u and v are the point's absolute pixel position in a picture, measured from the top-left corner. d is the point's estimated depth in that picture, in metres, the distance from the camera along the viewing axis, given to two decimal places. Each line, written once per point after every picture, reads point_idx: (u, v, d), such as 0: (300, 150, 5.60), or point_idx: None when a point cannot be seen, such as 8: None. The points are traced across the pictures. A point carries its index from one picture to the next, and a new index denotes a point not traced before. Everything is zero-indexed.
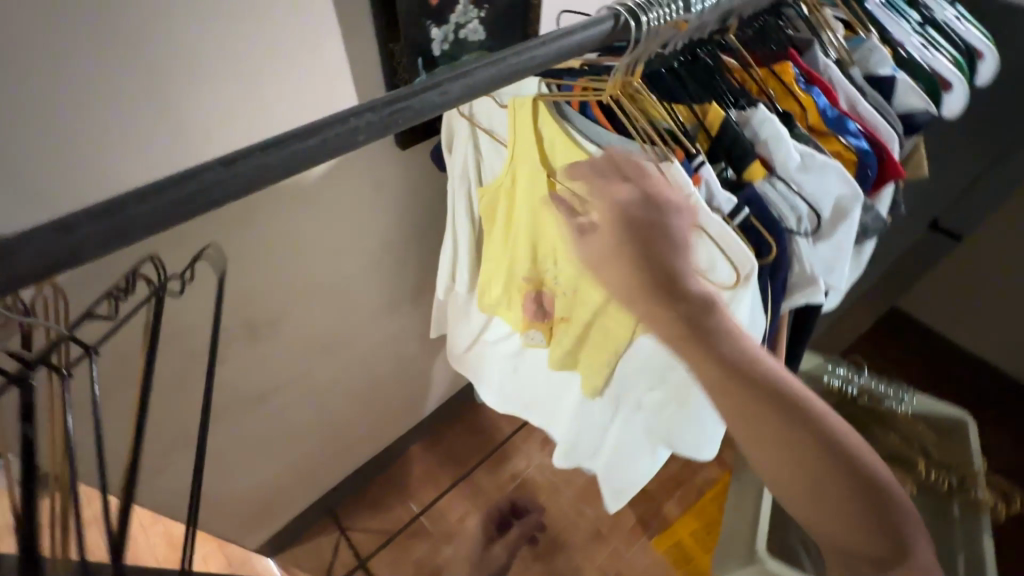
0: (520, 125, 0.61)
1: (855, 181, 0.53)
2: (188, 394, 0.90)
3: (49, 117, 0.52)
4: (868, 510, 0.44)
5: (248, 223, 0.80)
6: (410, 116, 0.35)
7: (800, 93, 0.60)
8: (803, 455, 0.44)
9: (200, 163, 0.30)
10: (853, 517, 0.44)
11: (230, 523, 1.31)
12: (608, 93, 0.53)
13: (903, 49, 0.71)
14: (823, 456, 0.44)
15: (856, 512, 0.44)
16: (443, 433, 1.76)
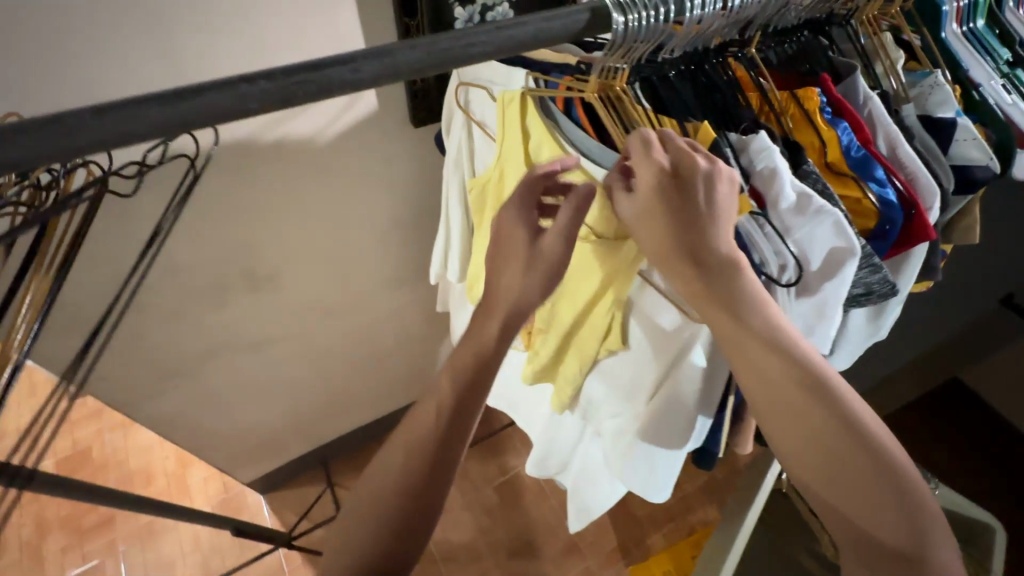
0: (506, 118, 0.57)
1: (854, 234, 0.45)
2: (186, 329, 0.95)
3: (52, 48, 0.55)
4: (890, 491, 0.39)
5: (254, 178, 0.82)
6: (313, 90, 0.33)
7: (822, 125, 0.52)
8: (819, 408, 0.41)
9: (68, 109, 0.29)
10: (868, 485, 0.39)
11: (225, 457, 1.38)
12: (587, 94, 0.48)
13: (978, 91, 0.60)
14: (838, 415, 0.41)
15: (873, 478, 0.39)
16: None
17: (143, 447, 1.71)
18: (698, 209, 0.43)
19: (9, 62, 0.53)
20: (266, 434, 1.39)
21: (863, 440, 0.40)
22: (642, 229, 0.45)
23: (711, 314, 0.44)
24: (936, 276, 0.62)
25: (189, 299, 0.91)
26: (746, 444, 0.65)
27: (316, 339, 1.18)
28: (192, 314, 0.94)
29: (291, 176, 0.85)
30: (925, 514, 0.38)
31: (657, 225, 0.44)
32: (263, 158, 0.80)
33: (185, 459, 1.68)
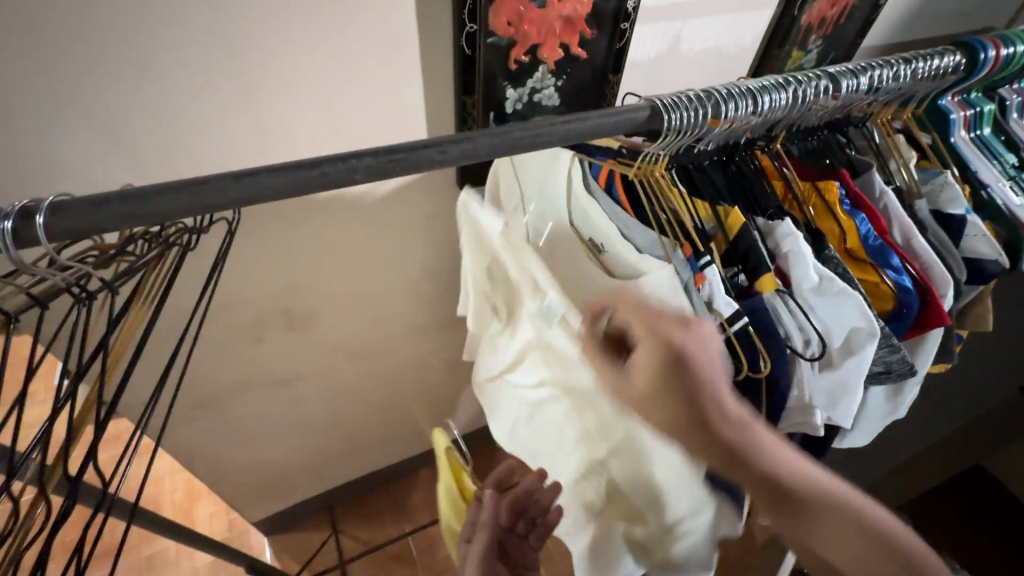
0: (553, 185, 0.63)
1: (874, 316, 0.49)
2: (225, 358, 1.00)
3: (162, 108, 0.63)
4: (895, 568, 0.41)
5: (309, 224, 0.89)
6: (407, 165, 0.40)
7: (842, 214, 0.57)
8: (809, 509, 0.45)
9: (216, 173, 0.35)
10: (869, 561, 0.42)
11: (237, 493, 1.38)
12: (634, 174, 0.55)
13: (987, 191, 0.66)
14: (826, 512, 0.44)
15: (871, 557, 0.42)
16: None
17: (154, 476, 1.71)
18: (695, 357, 0.47)
19: (126, 118, 0.62)
20: (280, 471, 1.40)
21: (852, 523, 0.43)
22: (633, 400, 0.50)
23: (708, 449, 0.47)
24: (953, 359, 0.65)
25: (232, 332, 0.97)
26: None
27: (341, 379, 1.22)
28: (232, 346, 0.99)
29: (341, 224, 0.92)
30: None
31: (666, 375, 0.47)
32: (321, 208, 0.88)
33: (194, 492, 1.68)
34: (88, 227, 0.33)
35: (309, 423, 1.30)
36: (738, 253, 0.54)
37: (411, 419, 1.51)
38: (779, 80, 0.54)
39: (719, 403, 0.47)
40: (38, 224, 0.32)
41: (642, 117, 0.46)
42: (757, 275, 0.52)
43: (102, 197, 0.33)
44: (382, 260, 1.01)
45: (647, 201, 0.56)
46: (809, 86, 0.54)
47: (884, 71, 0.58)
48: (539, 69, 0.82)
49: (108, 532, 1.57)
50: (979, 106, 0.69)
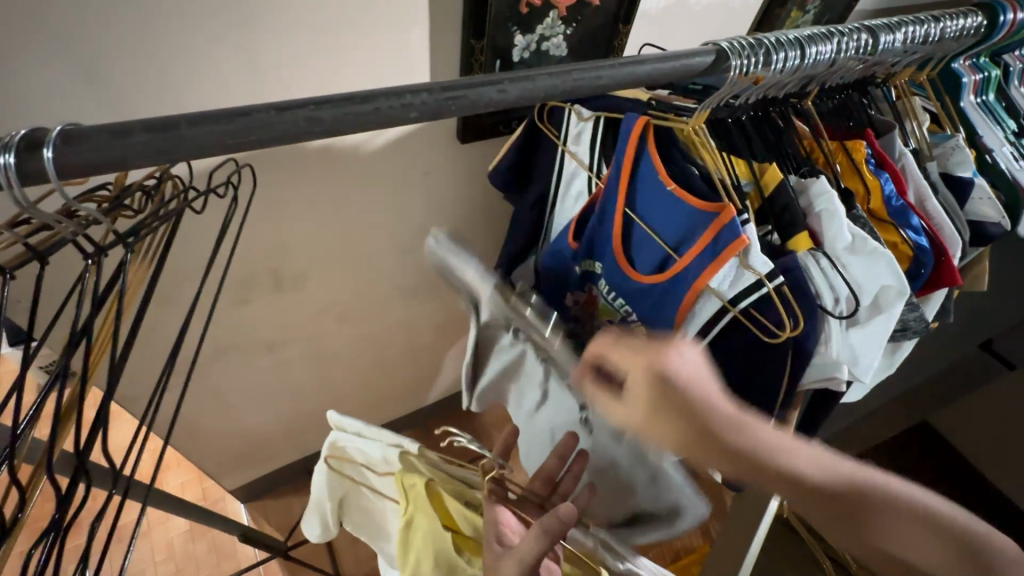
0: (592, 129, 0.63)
1: (903, 275, 0.51)
2: (204, 321, 0.94)
3: (137, 32, 0.55)
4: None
5: (298, 176, 0.82)
6: (465, 105, 0.36)
7: (867, 174, 0.58)
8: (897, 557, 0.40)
9: (257, 104, 0.31)
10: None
11: (213, 463, 1.33)
12: (688, 127, 0.55)
13: (990, 155, 0.68)
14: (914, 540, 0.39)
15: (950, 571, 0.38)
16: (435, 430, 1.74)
17: None
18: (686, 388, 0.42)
19: (95, 44, 0.54)
20: (259, 439, 1.35)
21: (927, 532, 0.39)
22: (656, 430, 0.43)
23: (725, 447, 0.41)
24: (949, 317, 0.68)
25: (213, 293, 0.90)
26: None
27: (326, 343, 1.17)
28: (213, 309, 0.93)
29: (334, 178, 0.85)
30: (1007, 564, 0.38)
31: (669, 422, 0.42)
32: (311, 161, 0.81)
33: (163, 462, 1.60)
34: (106, 163, 0.28)
35: (291, 389, 1.24)
36: (779, 210, 0.54)
37: (395, 386, 1.47)
38: (823, 32, 0.53)
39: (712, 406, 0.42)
40: (48, 156, 0.27)
41: (697, 65, 0.45)
42: (790, 234, 0.53)
43: (124, 127, 0.28)
44: (375, 217, 0.96)
45: (681, 156, 0.56)
46: (851, 40, 0.53)
47: (917, 28, 0.58)
48: (550, 14, 0.77)
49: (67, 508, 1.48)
50: (987, 71, 0.71)
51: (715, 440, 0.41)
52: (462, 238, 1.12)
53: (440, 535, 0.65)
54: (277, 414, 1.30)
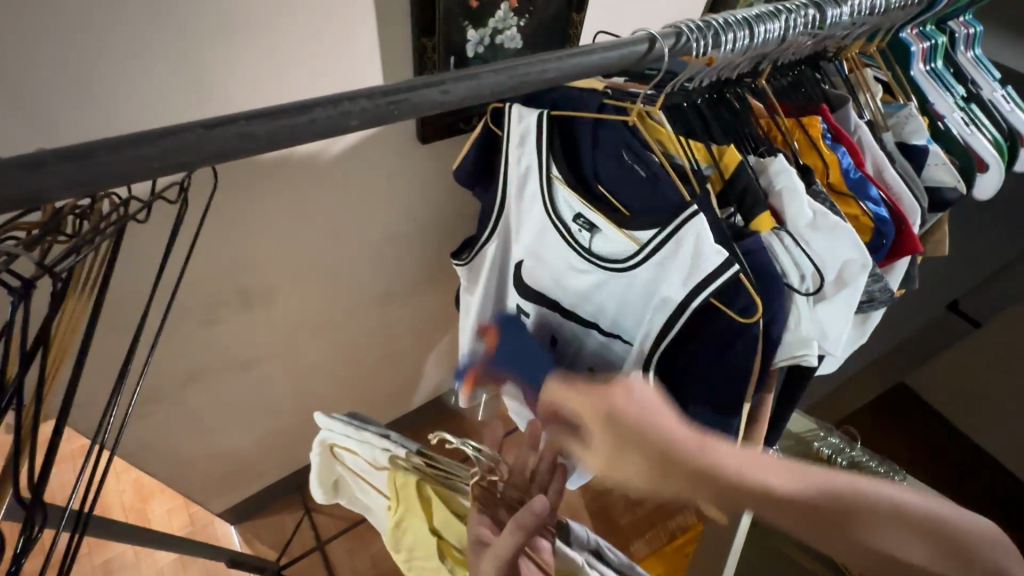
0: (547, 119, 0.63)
1: (865, 249, 0.51)
2: (171, 344, 0.90)
3: (65, 51, 0.52)
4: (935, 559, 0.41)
5: (257, 189, 0.79)
6: (408, 109, 0.35)
7: (825, 149, 0.58)
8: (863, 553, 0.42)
9: (182, 123, 0.29)
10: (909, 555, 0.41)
11: (197, 487, 1.30)
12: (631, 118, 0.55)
13: (942, 122, 0.69)
14: (878, 527, 0.42)
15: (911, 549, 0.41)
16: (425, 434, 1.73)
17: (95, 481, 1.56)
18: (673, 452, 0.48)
19: (20, 65, 0.50)
20: (243, 459, 1.32)
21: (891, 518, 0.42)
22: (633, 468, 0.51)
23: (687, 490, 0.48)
24: (913, 283, 0.69)
25: (179, 315, 0.87)
26: (757, 447, 0.67)
27: (302, 357, 1.15)
28: (180, 333, 0.90)
29: (295, 188, 0.83)
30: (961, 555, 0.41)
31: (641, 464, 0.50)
32: (269, 172, 0.79)
33: (144, 490, 1.56)
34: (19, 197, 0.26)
35: (272, 405, 1.22)
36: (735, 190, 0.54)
37: (379, 393, 1.45)
38: (770, 10, 0.52)
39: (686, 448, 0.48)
40: None
41: (646, 51, 0.44)
42: (752, 215, 0.53)
43: (35, 157, 0.26)
44: (342, 225, 0.94)
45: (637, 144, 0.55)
46: (799, 16, 0.53)
47: (863, 1, 0.58)
48: (501, 7, 0.75)
49: None
50: (934, 38, 0.72)
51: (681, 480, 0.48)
52: (431, 239, 1.11)
53: (428, 537, 0.68)
54: (260, 432, 1.27)
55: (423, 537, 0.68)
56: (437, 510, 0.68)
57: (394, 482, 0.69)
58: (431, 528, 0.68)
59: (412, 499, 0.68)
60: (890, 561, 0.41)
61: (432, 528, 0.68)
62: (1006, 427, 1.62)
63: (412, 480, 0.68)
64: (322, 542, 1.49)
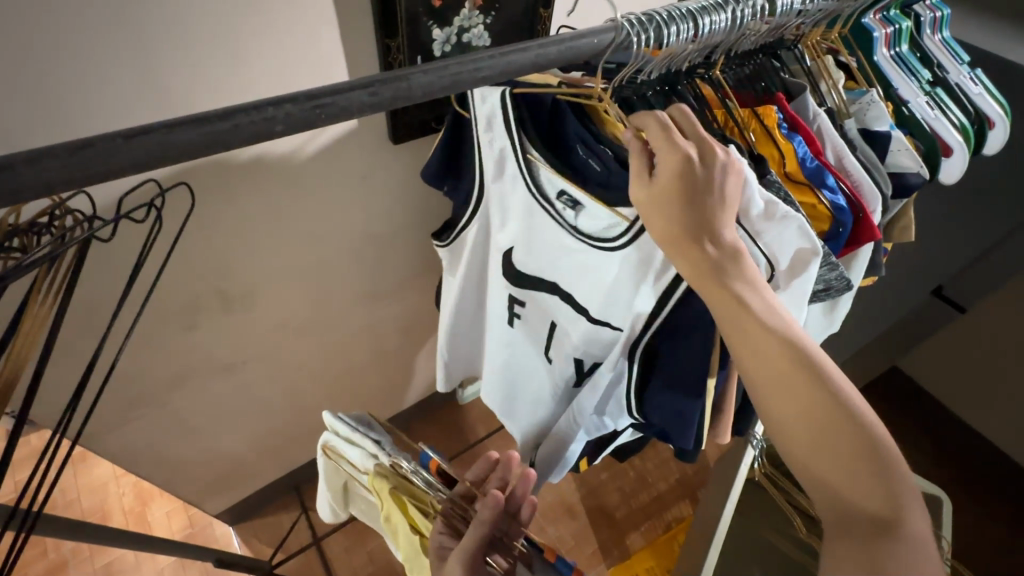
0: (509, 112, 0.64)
1: (815, 236, 0.51)
2: (154, 349, 0.92)
3: (22, 66, 0.52)
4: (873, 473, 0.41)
5: (231, 194, 0.80)
6: (335, 112, 0.35)
7: (780, 138, 0.58)
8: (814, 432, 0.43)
9: (100, 134, 0.30)
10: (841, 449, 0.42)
11: (192, 489, 1.31)
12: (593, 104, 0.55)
13: (907, 107, 0.69)
14: (820, 424, 0.43)
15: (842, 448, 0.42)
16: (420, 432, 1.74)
17: (95, 486, 1.59)
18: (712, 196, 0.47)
19: None
20: (237, 460, 1.34)
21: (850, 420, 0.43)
22: (651, 216, 0.49)
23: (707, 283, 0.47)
24: (880, 271, 0.69)
25: (161, 320, 0.88)
26: (723, 434, 0.68)
27: (289, 358, 1.16)
28: (163, 338, 0.91)
29: (269, 192, 0.84)
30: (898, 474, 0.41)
31: (670, 208, 0.47)
32: (241, 177, 0.79)
33: (144, 494, 1.59)
34: None
35: (262, 406, 1.23)
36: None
37: (371, 392, 1.47)
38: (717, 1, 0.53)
39: (722, 238, 0.48)
40: None
41: (584, 48, 0.45)
42: None
43: None
44: (319, 226, 0.95)
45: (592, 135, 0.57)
46: (747, 5, 0.53)
47: None
48: (465, 5, 0.75)
49: (52, 549, 1.47)
50: (898, 23, 0.71)
51: (691, 246, 0.47)
52: (412, 238, 1.11)
53: (411, 536, 0.68)
54: (252, 433, 1.29)
55: (406, 537, 0.68)
56: (414, 512, 0.68)
57: (374, 485, 0.71)
58: (412, 528, 0.68)
59: (390, 501, 0.69)
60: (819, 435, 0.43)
61: (412, 528, 0.68)
62: (998, 412, 1.63)
63: (387, 483, 0.70)
64: (318, 539, 1.51)
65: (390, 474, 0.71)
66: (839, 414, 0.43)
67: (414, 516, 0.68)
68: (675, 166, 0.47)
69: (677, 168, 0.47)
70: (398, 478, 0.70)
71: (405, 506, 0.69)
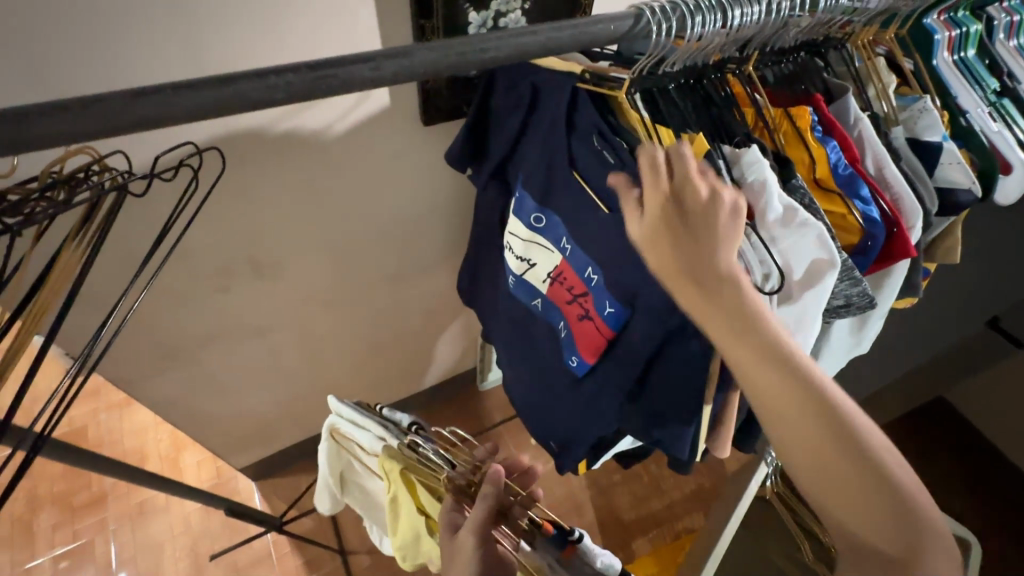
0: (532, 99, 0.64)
1: (834, 248, 0.48)
2: (188, 307, 0.97)
3: (75, 30, 0.56)
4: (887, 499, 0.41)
5: (264, 164, 0.83)
6: (335, 84, 0.36)
7: (812, 141, 0.54)
8: (833, 471, 0.42)
9: (111, 91, 0.32)
10: (850, 485, 0.42)
11: (220, 442, 1.39)
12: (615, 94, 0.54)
13: (965, 117, 0.63)
14: (848, 464, 0.42)
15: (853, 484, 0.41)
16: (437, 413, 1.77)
17: (138, 430, 1.71)
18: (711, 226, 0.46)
19: (35, 41, 0.55)
20: (262, 420, 1.41)
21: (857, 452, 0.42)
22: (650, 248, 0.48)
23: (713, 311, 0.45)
24: (918, 293, 0.65)
25: (196, 280, 0.94)
26: (723, 448, 0.66)
27: (316, 327, 1.20)
28: (199, 298, 0.97)
29: (302, 165, 0.86)
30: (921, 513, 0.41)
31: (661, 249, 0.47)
32: (276, 149, 0.82)
33: (179, 442, 1.69)
34: None
35: (287, 372, 1.29)
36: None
37: (392, 369, 1.50)
38: None
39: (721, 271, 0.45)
40: None
41: (600, 33, 0.43)
42: None
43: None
44: (349, 202, 0.97)
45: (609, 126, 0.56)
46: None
47: None
48: None
49: (95, 483, 1.59)
50: (965, 25, 0.65)
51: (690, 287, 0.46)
52: (439, 221, 1.13)
53: (417, 516, 0.71)
54: (276, 396, 1.35)
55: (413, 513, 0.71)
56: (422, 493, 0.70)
57: (383, 466, 0.71)
58: (419, 508, 0.71)
59: (399, 482, 0.70)
60: (841, 486, 0.42)
61: (420, 508, 0.70)
62: None
63: (398, 465, 0.70)
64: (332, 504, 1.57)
65: (400, 456, 0.71)
66: (855, 460, 0.42)
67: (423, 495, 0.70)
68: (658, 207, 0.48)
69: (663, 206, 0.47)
70: (406, 461, 0.70)
71: (412, 488, 0.70)
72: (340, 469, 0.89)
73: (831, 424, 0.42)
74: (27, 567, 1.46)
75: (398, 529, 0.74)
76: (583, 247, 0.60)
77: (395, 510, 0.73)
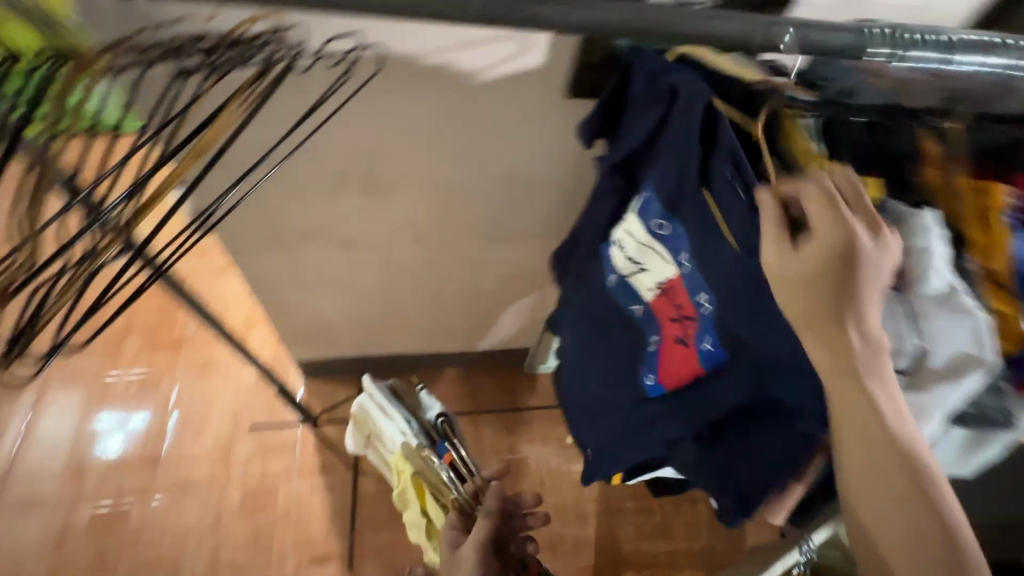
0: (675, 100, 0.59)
1: (990, 346, 0.46)
2: (300, 203, 1.05)
3: None
4: (946, 558, 0.46)
5: (409, 91, 0.86)
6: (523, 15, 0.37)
7: (997, 226, 0.50)
8: (906, 516, 0.48)
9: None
10: (925, 536, 0.47)
11: (285, 332, 1.51)
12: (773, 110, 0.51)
13: None
14: (931, 512, 0.47)
15: (930, 538, 0.47)
16: (478, 377, 1.80)
17: (223, 297, 1.89)
18: (864, 281, 0.45)
19: None
20: (326, 325, 1.51)
21: (933, 507, 0.47)
22: (796, 292, 0.46)
23: (839, 383, 0.47)
24: None
25: (316, 180, 1.01)
26: (777, 516, 0.67)
27: (400, 258, 1.26)
28: (311, 199, 1.05)
29: (442, 102, 0.89)
30: (973, 551, 0.47)
31: (809, 294, 0.46)
32: (424, 78, 0.85)
33: (252, 320, 1.86)
34: None
35: (361, 290, 1.36)
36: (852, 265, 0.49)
37: (453, 321, 1.54)
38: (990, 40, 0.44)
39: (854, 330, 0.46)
40: None
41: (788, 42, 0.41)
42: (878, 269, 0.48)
43: None
44: (470, 150, 0.99)
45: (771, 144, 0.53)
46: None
47: None
48: None
49: (177, 329, 1.79)
50: None
51: (819, 344, 0.46)
52: (547, 195, 1.12)
53: (419, 514, 1.06)
54: (344, 309, 1.43)
55: (417, 506, 1.06)
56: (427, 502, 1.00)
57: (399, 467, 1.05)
58: (420, 508, 1.05)
59: (410, 484, 1.03)
60: (913, 538, 0.48)
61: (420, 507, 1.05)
62: None
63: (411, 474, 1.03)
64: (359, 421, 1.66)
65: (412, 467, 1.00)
66: (929, 513, 0.47)
67: (425, 502, 1.02)
68: (829, 242, 0.45)
69: (824, 253, 0.45)
70: (414, 472, 1.02)
71: (419, 493, 1.04)
72: (366, 430, 1.25)
73: (911, 483, 0.47)
74: (107, 378, 1.68)
75: (407, 515, 1.11)
76: (703, 273, 0.58)
77: (405, 498, 1.10)
